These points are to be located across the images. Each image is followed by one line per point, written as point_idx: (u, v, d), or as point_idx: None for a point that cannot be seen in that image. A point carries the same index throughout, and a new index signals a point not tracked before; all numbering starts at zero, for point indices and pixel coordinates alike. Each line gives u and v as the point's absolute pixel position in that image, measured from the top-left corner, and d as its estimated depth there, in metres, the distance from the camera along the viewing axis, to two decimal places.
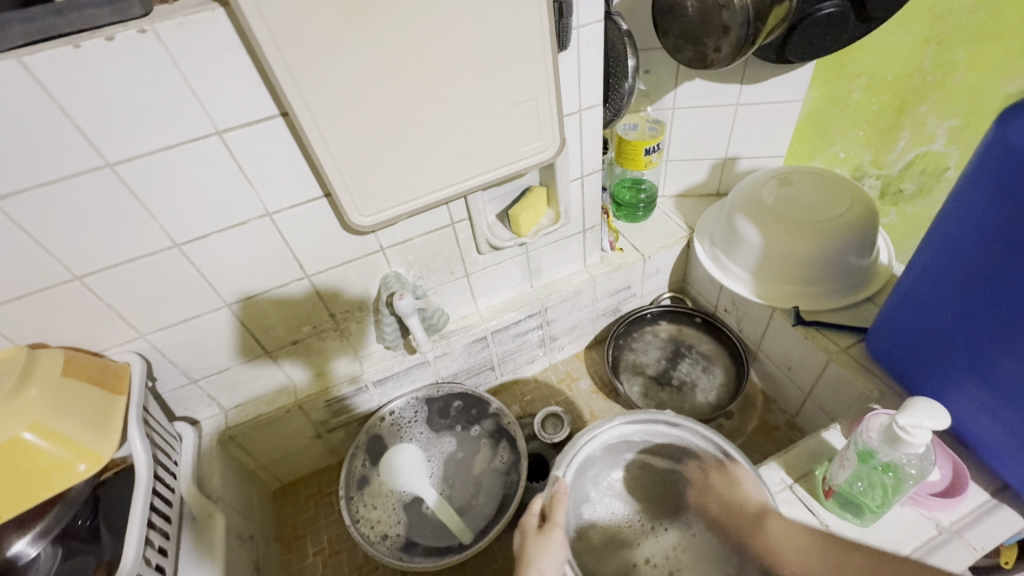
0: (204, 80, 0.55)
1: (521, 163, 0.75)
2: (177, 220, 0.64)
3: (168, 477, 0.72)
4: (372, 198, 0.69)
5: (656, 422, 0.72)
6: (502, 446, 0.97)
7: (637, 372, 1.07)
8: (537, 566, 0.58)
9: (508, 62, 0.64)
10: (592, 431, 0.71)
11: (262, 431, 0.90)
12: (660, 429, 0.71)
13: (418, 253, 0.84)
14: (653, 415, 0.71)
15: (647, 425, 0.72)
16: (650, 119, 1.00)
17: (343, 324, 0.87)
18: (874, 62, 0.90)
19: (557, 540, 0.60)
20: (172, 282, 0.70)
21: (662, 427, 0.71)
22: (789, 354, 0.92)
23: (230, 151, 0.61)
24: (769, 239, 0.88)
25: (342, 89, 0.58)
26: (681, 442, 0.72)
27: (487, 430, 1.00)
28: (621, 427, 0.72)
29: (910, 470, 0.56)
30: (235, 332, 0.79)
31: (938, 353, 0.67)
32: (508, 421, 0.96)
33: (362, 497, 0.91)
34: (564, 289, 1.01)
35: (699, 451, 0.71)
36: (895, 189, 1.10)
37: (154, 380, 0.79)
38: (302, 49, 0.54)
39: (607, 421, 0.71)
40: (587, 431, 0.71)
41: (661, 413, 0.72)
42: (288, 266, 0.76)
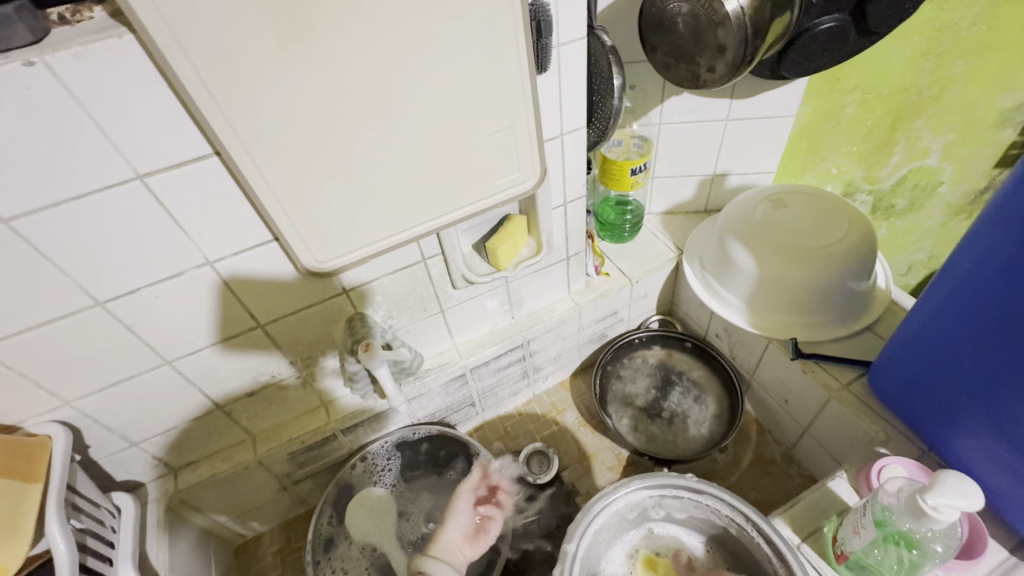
0: (116, 119, 0.46)
1: (499, 196, 0.68)
2: (97, 277, 0.55)
3: (100, 565, 0.63)
4: (329, 242, 0.61)
5: (675, 486, 0.68)
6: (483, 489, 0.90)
7: (626, 404, 1.01)
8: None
9: (480, 89, 0.57)
10: (606, 496, 0.66)
11: (217, 490, 0.81)
12: (680, 491, 0.68)
13: (386, 293, 0.76)
14: (673, 480, 0.67)
15: (667, 488, 0.68)
16: (636, 135, 0.93)
17: (304, 370, 0.79)
18: (869, 76, 0.85)
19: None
20: (99, 344, 0.60)
21: (685, 490, 0.67)
22: (786, 386, 0.88)
23: (156, 197, 0.52)
24: (764, 266, 0.83)
25: (286, 125, 0.50)
26: (703, 504, 0.68)
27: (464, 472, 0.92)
28: (637, 492, 0.68)
29: (935, 546, 0.51)
30: (180, 389, 0.70)
31: (956, 403, 0.62)
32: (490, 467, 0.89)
33: (331, 561, 0.83)
34: (547, 320, 0.94)
35: (717, 508, 0.67)
36: (888, 204, 1.06)
37: (85, 449, 0.69)
38: (235, 83, 0.45)
39: (622, 484, 0.67)
40: (601, 497, 0.66)
41: (681, 477, 0.68)
42: (237, 318, 0.67)
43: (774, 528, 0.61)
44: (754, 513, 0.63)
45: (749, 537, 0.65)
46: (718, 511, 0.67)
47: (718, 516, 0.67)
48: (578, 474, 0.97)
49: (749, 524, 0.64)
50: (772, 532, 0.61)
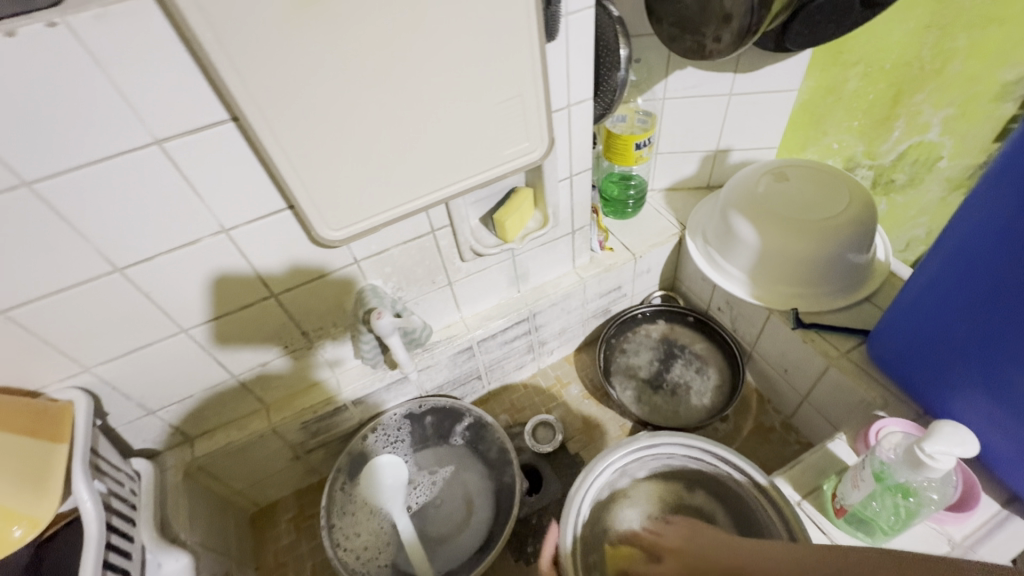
0: (135, 82, 0.47)
1: (507, 166, 0.69)
2: (117, 244, 0.56)
3: (123, 526, 0.65)
4: (343, 209, 0.62)
5: (656, 443, 0.74)
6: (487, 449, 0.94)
7: (630, 376, 1.04)
8: None
9: (490, 57, 0.57)
10: (603, 458, 0.72)
11: (233, 458, 0.83)
12: (663, 443, 0.73)
13: (396, 265, 0.77)
14: (654, 436, 0.73)
15: (653, 443, 0.73)
16: (641, 111, 0.94)
17: (316, 341, 0.81)
18: (872, 49, 0.86)
19: None
20: (118, 311, 0.62)
21: (674, 437, 0.74)
22: (786, 356, 0.90)
23: (174, 163, 0.53)
24: (767, 238, 0.84)
25: (302, 91, 0.50)
26: (685, 454, 0.74)
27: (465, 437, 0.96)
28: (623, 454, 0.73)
29: (930, 495, 0.54)
30: (196, 358, 0.72)
31: (950, 367, 0.64)
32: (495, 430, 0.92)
33: (344, 524, 0.85)
34: (552, 294, 0.96)
35: (693, 455, 0.74)
36: (888, 179, 1.07)
37: (104, 416, 0.71)
38: (252, 47, 0.46)
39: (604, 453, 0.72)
40: (593, 466, 0.71)
41: (660, 434, 0.74)
42: (253, 287, 0.68)
43: (749, 463, 0.70)
44: (729, 453, 0.71)
45: (727, 479, 0.71)
46: (699, 457, 0.73)
47: (698, 464, 0.73)
48: (583, 444, 1.00)
49: (727, 465, 0.71)
50: (744, 462, 0.70)
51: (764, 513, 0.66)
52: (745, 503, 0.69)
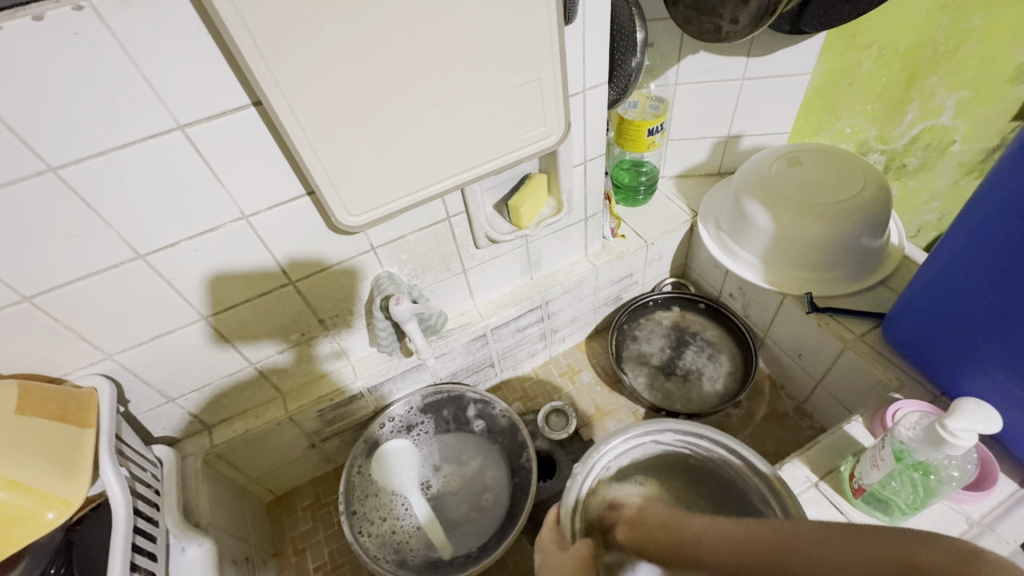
0: (159, 65, 0.47)
1: (523, 151, 0.69)
2: (140, 230, 0.57)
3: (148, 510, 0.66)
4: (362, 195, 0.62)
5: (654, 432, 0.72)
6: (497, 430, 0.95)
7: (642, 363, 1.04)
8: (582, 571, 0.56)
9: (509, 39, 0.57)
10: (569, 500, 0.66)
11: (250, 446, 0.84)
12: (606, 454, 0.69)
13: (412, 251, 0.77)
14: (658, 425, 0.71)
15: (603, 455, 0.69)
16: (653, 96, 0.94)
17: (332, 329, 0.81)
18: (887, 32, 0.85)
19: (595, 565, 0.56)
20: (140, 298, 0.62)
21: (619, 444, 0.70)
22: (799, 341, 0.90)
23: (197, 149, 0.54)
24: (780, 222, 0.84)
25: (324, 73, 0.50)
26: (634, 448, 0.72)
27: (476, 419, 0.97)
28: (621, 444, 0.70)
29: (951, 472, 0.54)
30: (216, 345, 0.72)
31: (969, 348, 0.64)
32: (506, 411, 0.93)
33: (364, 512, 0.86)
34: (564, 281, 0.96)
35: (692, 444, 0.72)
36: (900, 163, 1.07)
37: (126, 403, 0.71)
38: (276, 28, 0.46)
39: (604, 443, 0.69)
40: (588, 461, 0.68)
41: (656, 423, 0.71)
42: (271, 274, 0.69)
43: (676, 423, 0.71)
44: (655, 426, 0.71)
45: (729, 464, 0.69)
46: (637, 443, 0.72)
47: (699, 451, 0.71)
48: (596, 430, 1.00)
49: (660, 434, 0.72)
50: (674, 425, 0.71)
51: (719, 457, 0.70)
52: (700, 457, 0.72)
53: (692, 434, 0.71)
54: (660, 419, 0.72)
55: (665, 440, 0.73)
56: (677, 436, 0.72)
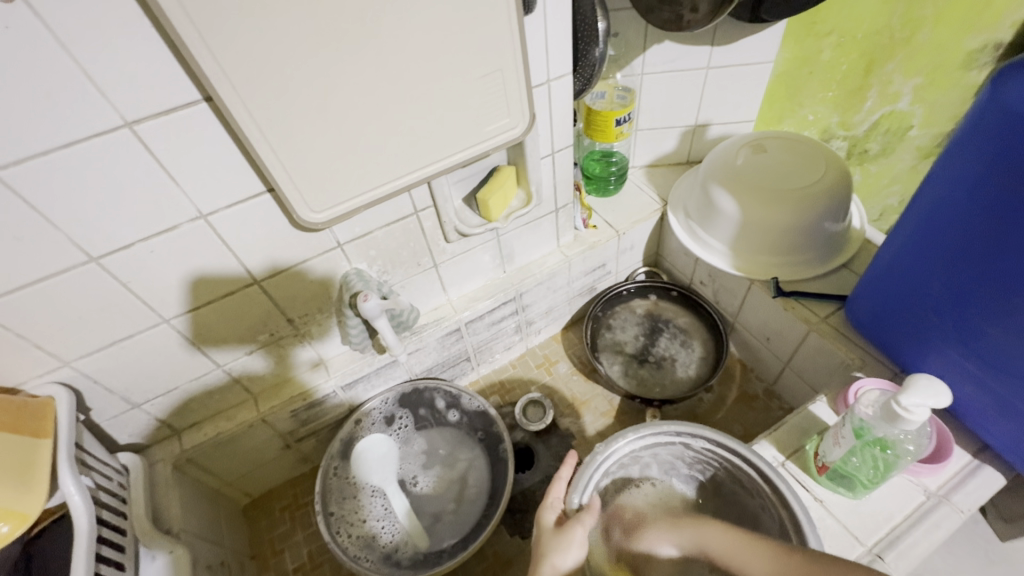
0: (101, 60, 0.45)
1: (488, 143, 0.68)
2: (93, 232, 0.55)
3: (113, 518, 0.65)
4: (324, 191, 0.61)
5: (667, 432, 0.70)
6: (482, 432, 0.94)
7: (617, 352, 1.05)
8: (554, 561, 0.56)
9: (468, 29, 0.56)
10: (579, 484, 0.66)
11: (223, 450, 0.83)
12: (629, 445, 0.69)
13: (381, 247, 0.77)
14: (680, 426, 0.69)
15: (617, 448, 0.69)
16: (619, 86, 0.94)
17: (303, 328, 0.80)
18: (845, 19, 0.87)
19: (577, 537, 0.58)
20: (94, 302, 0.60)
21: (643, 437, 0.70)
22: (767, 325, 0.92)
23: (147, 147, 0.52)
24: (747, 209, 0.85)
25: (275, 66, 0.49)
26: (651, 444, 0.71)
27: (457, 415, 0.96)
28: (636, 441, 0.70)
29: (907, 447, 0.56)
30: (182, 348, 0.71)
31: (925, 326, 0.66)
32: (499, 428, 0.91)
33: (341, 511, 0.85)
34: (538, 273, 0.96)
35: (718, 453, 0.69)
36: (861, 149, 1.10)
37: (87, 411, 0.70)
38: (220, 19, 0.44)
39: (621, 438, 0.69)
40: (603, 450, 0.68)
41: (677, 423, 0.69)
42: (235, 273, 0.67)
43: (716, 436, 0.68)
44: (689, 431, 0.69)
45: (747, 477, 0.67)
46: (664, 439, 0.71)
47: (718, 459, 0.70)
48: (573, 420, 1.01)
49: (690, 438, 0.70)
50: (707, 433, 0.68)
51: (748, 475, 0.66)
52: (729, 470, 0.69)
53: (719, 445, 0.68)
54: (695, 424, 0.70)
55: (696, 446, 0.71)
56: (707, 444, 0.69)
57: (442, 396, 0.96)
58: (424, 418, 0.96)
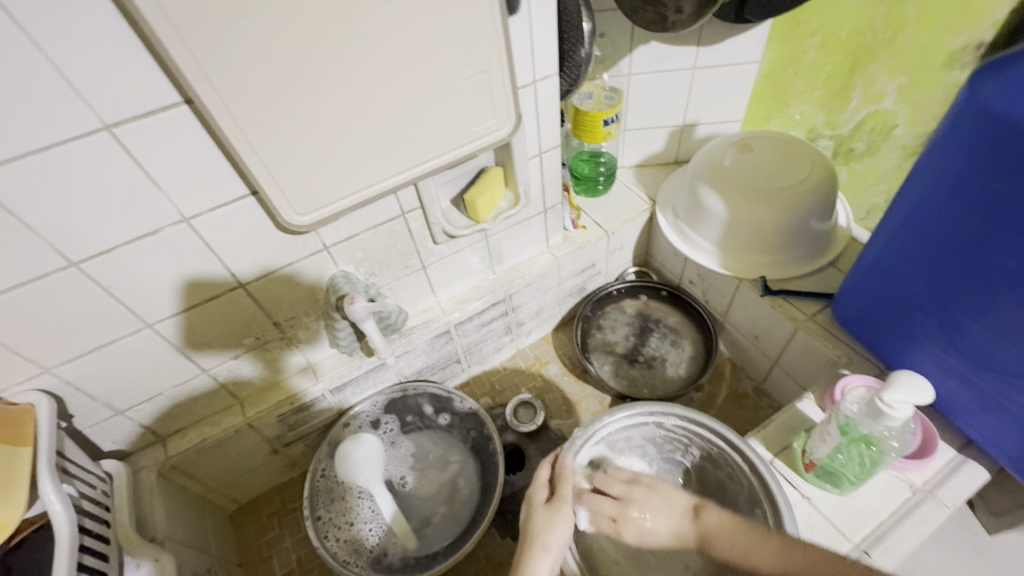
0: (77, 61, 0.45)
1: (475, 144, 0.68)
2: (71, 237, 0.54)
3: (97, 526, 0.64)
4: (308, 193, 0.60)
5: (644, 413, 0.72)
6: (468, 432, 0.94)
7: (607, 352, 1.05)
8: (543, 541, 0.59)
9: (453, 29, 0.56)
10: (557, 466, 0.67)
11: (210, 455, 0.82)
12: (606, 427, 0.71)
13: (368, 249, 0.76)
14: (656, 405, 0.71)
15: (597, 430, 0.70)
16: (607, 87, 0.94)
17: (290, 332, 0.79)
18: (828, 20, 0.88)
19: (564, 515, 0.61)
20: (75, 307, 0.59)
21: (619, 419, 0.72)
22: (756, 324, 0.92)
23: (127, 149, 0.51)
24: (734, 208, 0.86)
25: (256, 68, 0.48)
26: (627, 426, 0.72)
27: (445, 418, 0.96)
28: (615, 422, 0.72)
29: (891, 443, 0.56)
30: (167, 353, 0.70)
31: (909, 323, 0.66)
32: (479, 414, 0.92)
33: (329, 514, 0.85)
34: (527, 274, 0.96)
35: (693, 432, 0.71)
36: (847, 148, 1.10)
37: (69, 418, 0.68)
38: (200, 20, 0.44)
39: (599, 420, 0.70)
40: (584, 431, 0.69)
41: (650, 404, 0.71)
42: (218, 277, 0.66)
43: (686, 413, 0.70)
44: (661, 411, 0.71)
45: (724, 454, 0.69)
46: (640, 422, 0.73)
47: (694, 438, 0.71)
48: (564, 420, 1.01)
49: (662, 417, 0.72)
50: (677, 411, 0.71)
51: (719, 448, 0.69)
52: (702, 446, 0.71)
53: (690, 422, 0.70)
54: (668, 402, 0.72)
55: (667, 424, 0.73)
56: (678, 421, 0.71)
57: (425, 399, 0.95)
58: (411, 421, 0.95)
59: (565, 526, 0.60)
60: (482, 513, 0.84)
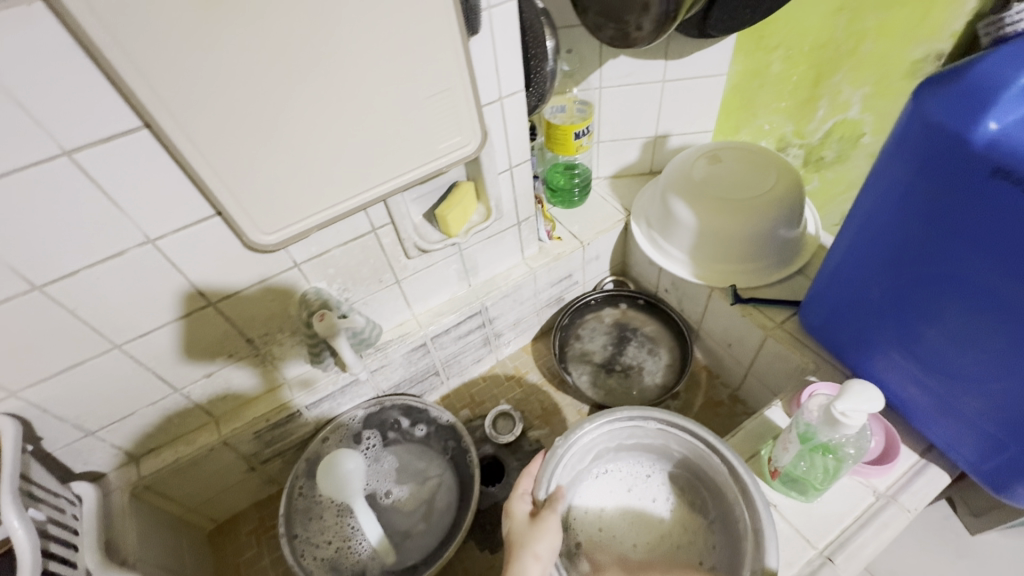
0: (33, 89, 0.45)
1: (441, 160, 0.69)
2: (33, 262, 0.54)
3: (64, 550, 0.63)
4: (273, 212, 0.61)
5: (625, 418, 0.68)
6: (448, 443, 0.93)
7: (585, 361, 1.06)
8: (533, 550, 0.57)
9: (413, 50, 0.57)
10: (546, 471, 0.65)
11: (184, 474, 0.81)
12: (590, 433, 0.67)
13: (339, 265, 0.77)
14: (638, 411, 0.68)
15: (577, 439, 0.66)
16: (578, 100, 0.96)
17: (264, 348, 0.80)
18: (791, 33, 0.90)
19: (552, 524, 0.59)
20: (40, 330, 0.59)
21: (602, 426, 0.68)
22: (729, 332, 0.94)
23: (88, 174, 0.52)
24: (703, 218, 0.87)
25: (213, 92, 0.49)
26: (609, 432, 0.69)
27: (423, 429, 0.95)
28: (596, 430, 0.68)
29: (848, 450, 0.57)
30: (135, 373, 0.70)
31: (868, 330, 0.67)
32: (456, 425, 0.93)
33: (306, 531, 0.85)
34: (503, 286, 0.97)
35: (677, 437, 0.68)
36: (817, 156, 1.13)
37: (37, 441, 0.68)
38: (154, 46, 0.44)
39: (580, 428, 0.67)
40: (563, 442, 0.65)
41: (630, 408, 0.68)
42: (187, 296, 0.66)
43: (669, 417, 0.67)
44: (641, 416, 0.68)
45: (707, 462, 0.66)
46: (621, 427, 0.69)
47: (678, 442, 0.69)
48: (542, 431, 1.01)
49: (642, 421, 0.69)
50: (658, 414, 0.68)
51: (700, 450, 0.67)
52: (682, 447, 0.69)
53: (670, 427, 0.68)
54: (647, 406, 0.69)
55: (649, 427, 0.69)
56: (660, 424, 0.68)
57: (397, 411, 0.95)
58: (391, 434, 0.95)
59: (557, 536, 0.59)
60: (461, 526, 0.84)
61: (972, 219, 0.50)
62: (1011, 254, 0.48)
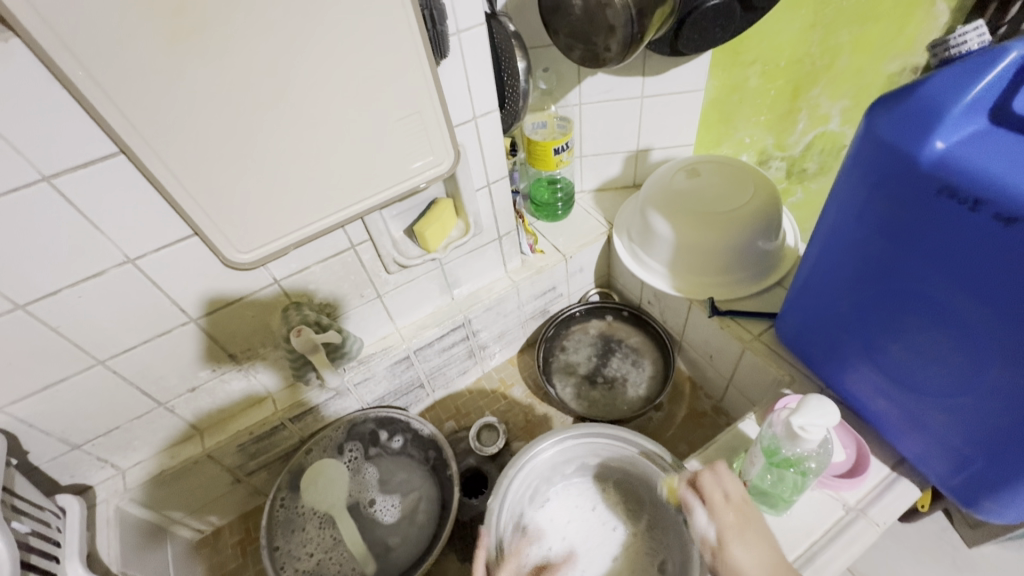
0: (12, 120, 0.47)
1: (416, 179, 0.71)
2: (16, 282, 0.56)
3: (46, 562, 0.64)
4: (249, 232, 0.63)
5: (548, 445, 0.73)
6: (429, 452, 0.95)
7: (569, 373, 1.07)
8: None
9: (381, 75, 0.59)
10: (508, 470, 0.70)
11: (169, 487, 0.83)
12: (519, 470, 0.70)
13: (320, 281, 0.78)
14: (558, 434, 0.73)
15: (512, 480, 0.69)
16: (558, 116, 0.98)
17: (247, 362, 0.81)
18: (765, 49, 0.91)
19: None
20: (24, 348, 0.61)
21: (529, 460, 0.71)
22: (709, 344, 0.94)
23: (68, 199, 0.54)
24: (681, 232, 0.88)
25: (184, 119, 0.51)
26: (539, 462, 0.73)
27: (404, 441, 0.96)
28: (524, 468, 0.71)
29: (810, 463, 0.58)
30: (119, 389, 0.72)
31: (837, 343, 0.68)
32: (432, 434, 0.94)
33: (287, 542, 0.85)
34: (485, 299, 0.98)
35: (601, 445, 0.74)
36: (800, 168, 1.14)
37: (23, 455, 0.70)
38: (126, 80, 0.47)
39: (510, 467, 0.70)
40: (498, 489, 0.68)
41: (548, 436, 0.72)
42: (168, 314, 0.68)
43: (606, 428, 0.73)
44: (577, 431, 0.73)
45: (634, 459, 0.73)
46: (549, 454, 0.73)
47: (602, 451, 0.75)
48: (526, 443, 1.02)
49: (563, 442, 0.74)
50: (575, 429, 0.73)
51: (623, 452, 0.73)
52: (607, 455, 0.75)
53: (601, 436, 0.73)
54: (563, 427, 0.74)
55: (571, 446, 0.74)
56: (581, 439, 0.74)
57: (373, 423, 0.96)
58: (372, 448, 0.95)
59: None
60: (441, 531, 0.86)
61: (925, 237, 0.51)
62: (963, 271, 0.49)
